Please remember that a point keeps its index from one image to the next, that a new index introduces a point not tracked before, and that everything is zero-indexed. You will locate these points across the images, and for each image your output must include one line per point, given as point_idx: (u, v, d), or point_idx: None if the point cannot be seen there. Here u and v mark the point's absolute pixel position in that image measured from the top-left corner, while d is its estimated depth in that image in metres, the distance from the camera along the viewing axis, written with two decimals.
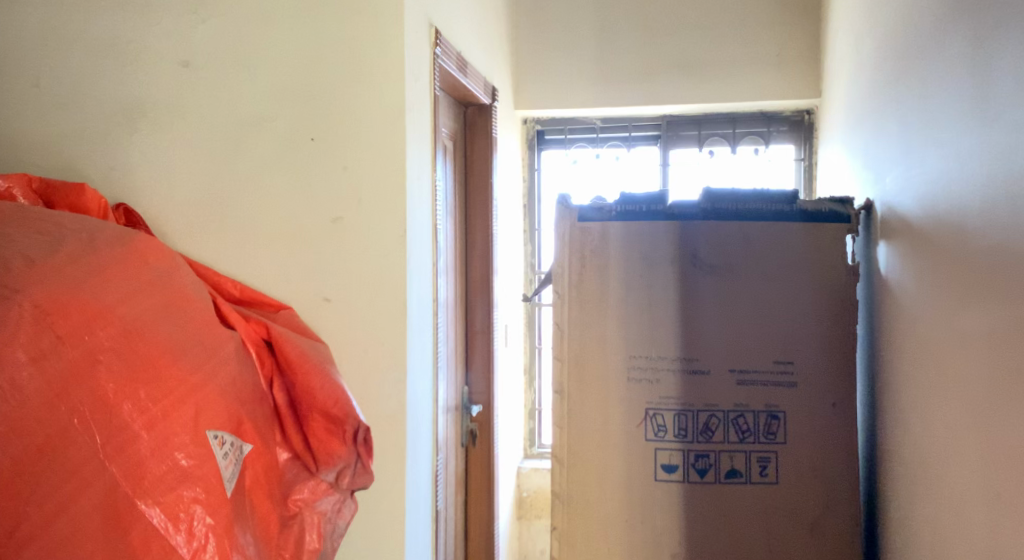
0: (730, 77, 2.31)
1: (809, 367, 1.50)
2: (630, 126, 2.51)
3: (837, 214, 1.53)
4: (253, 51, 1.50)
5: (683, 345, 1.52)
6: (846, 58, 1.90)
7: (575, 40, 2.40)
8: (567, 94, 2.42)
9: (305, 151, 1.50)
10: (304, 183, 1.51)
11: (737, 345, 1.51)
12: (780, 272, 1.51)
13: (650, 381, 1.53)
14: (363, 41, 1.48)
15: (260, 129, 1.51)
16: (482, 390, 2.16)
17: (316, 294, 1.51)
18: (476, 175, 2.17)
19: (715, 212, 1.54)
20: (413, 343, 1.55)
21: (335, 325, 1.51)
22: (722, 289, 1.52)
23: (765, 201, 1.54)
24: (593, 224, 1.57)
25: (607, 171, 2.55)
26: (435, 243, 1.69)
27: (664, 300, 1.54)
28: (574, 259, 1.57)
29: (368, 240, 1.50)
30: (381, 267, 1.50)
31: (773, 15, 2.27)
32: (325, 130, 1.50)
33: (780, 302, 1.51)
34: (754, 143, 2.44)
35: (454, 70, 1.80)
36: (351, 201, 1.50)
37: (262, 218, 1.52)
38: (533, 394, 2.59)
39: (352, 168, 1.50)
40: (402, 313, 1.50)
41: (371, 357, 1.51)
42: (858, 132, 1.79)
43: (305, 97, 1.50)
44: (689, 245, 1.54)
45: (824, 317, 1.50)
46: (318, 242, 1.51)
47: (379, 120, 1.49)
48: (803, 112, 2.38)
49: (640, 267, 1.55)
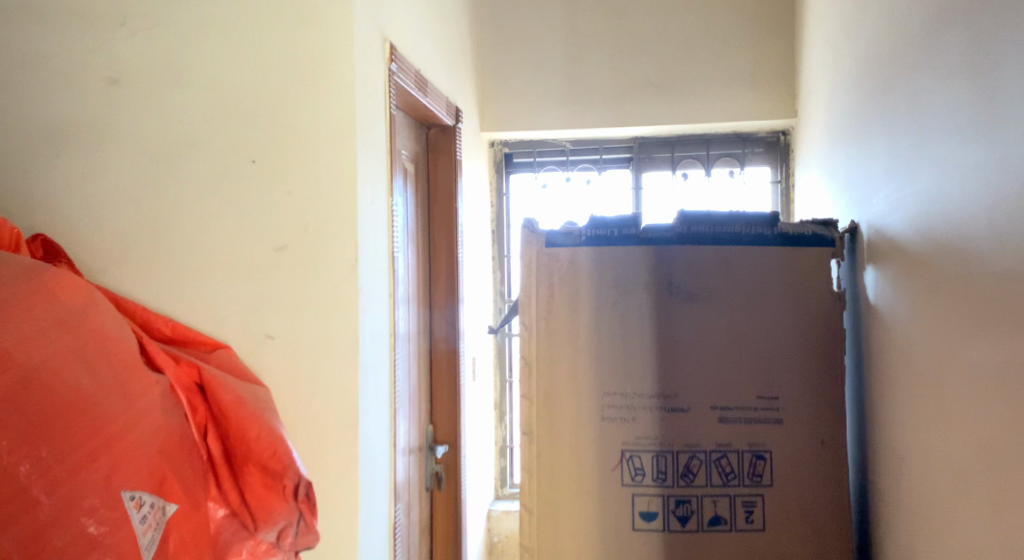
0: (704, 96, 2.23)
1: (795, 402, 1.39)
2: (601, 148, 2.42)
3: (821, 238, 1.43)
4: (187, 66, 1.38)
5: (661, 381, 1.41)
6: (824, 75, 1.82)
7: (542, 60, 2.31)
8: (534, 115, 2.32)
9: (247, 174, 1.38)
10: (247, 209, 1.38)
11: (719, 380, 1.40)
12: (762, 300, 1.41)
13: (626, 419, 1.40)
14: (310, 55, 1.37)
15: (196, 151, 1.38)
16: (448, 428, 2.03)
17: (259, 331, 1.39)
18: (439, 200, 2.05)
19: (691, 236, 1.43)
20: (367, 383, 1.42)
21: (279, 364, 1.38)
22: (702, 320, 1.41)
23: (745, 224, 1.43)
24: (562, 249, 1.45)
25: (578, 195, 2.45)
26: (392, 273, 1.55)
27: (639, 331, 1.42)
28: (542, 288, 1.45)
29: (317, 270, 1.38)
30: (330, 299, 1.38)
31: (746, 32, 2.20)
32: (269, 151, 1.38)
33: (762, 332, 1.40)
34: (729, 166, 2.35)
35: (412, 88, 1.69)
36: (297, 228, 1.38)
37: (201, 248, 1.39)
38: (504, 430, 2.45)
39: (296, 193, 1.38)
40: (353, 350, 1.37)
41: (319, 399, 1.38)
42: (839, 152, 1.70)
43: (246, 116, 1.38)
44: (664, 272, 1.42)
45: (810, 348, 1.40)
46: (262, 274, 1.39)
47: (327, 140, 1.37)
48: (779, 133, 2.30)
49: (613, 296, 1.43)
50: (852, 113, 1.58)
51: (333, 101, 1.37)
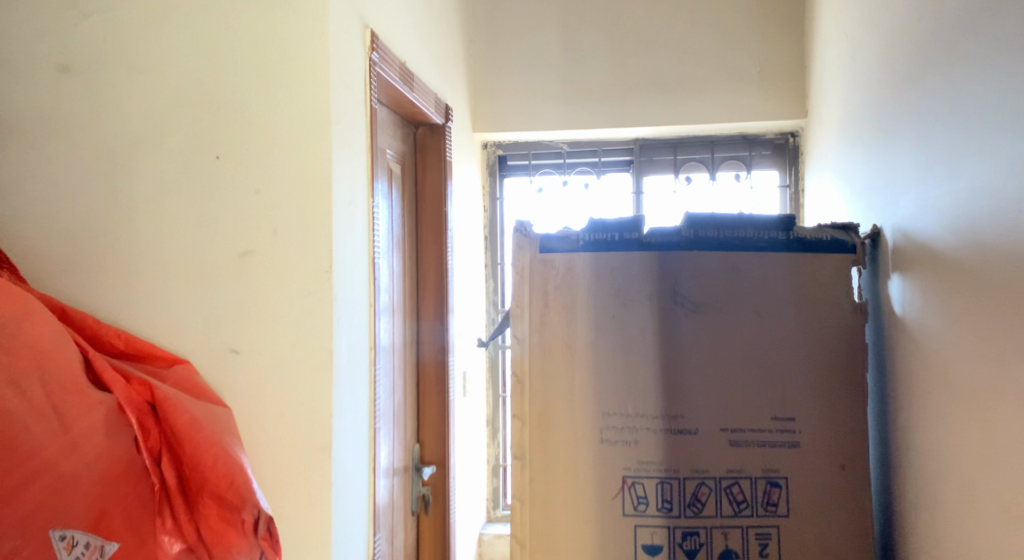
0: (708, 95, 2.11)
1: (813, 423, 1.26)
2: (600, 150, 2.30)
3: (841, 243, 1.30)
4: (144, 52, 1.27)
5: (666, 400, 1.28)
6: (838, 70, 1.70)
7: (537, 56, 2.19)
8: (529, 115, 2.20)
9: (210, 171, 1.27)
10: (211, 209, 1.27)
11: (729, 399, 1.27)
12: (776, 311, 1.28)
13: (627, 442, 1.27)
14: (279, 40, 1.26)
15: (154, 146, 1.27)
16: (436, 448, 1.91)
17: (222, 343, 1.27)
18: (427, 204, 1.93)
19: (699, 240, 1.30)
20: (342, 402, 1.28)
21: (244, 380, 1.26)
22: (710, 333, 1.28)
23: (757, 227, 1.30)
24: (557, 255, 1.32)
25: (575, 200, 2.32)
26: (372, 281, 1.42)
27: (641, 346, 1.29)
28: (536, 298, 1.32)
29: (288, 277, 1.26)
30: (302, 309, 1.25)
31: (753, 27, 2.09)
32: (235, 147, 1.26)
33: (776, 346, 1.27)
34: (735, 169, 2.23)
35: (396, 81, 1.57)
36: (265, 230, 1.26)
37: (161, 252, 1.28)
38: (497, 448, 2.32)
39: (265, 192, 1.26)
40: (327, 365, 1.25)
41: (288, 419, 1.25)
42: (856, 153, 1.58)
43: (210, 108, 1.27)
44: (669, 280, 1.29)
45: (828, 364, 1.27)
46: (227, 280, 1.27)
47: (299, 135, 1.26)
48: (788, 134, 2.18)
49: (612, 306, 1.30)
50: (873, 109, 1.45)
51: (307, 91, 1.25)
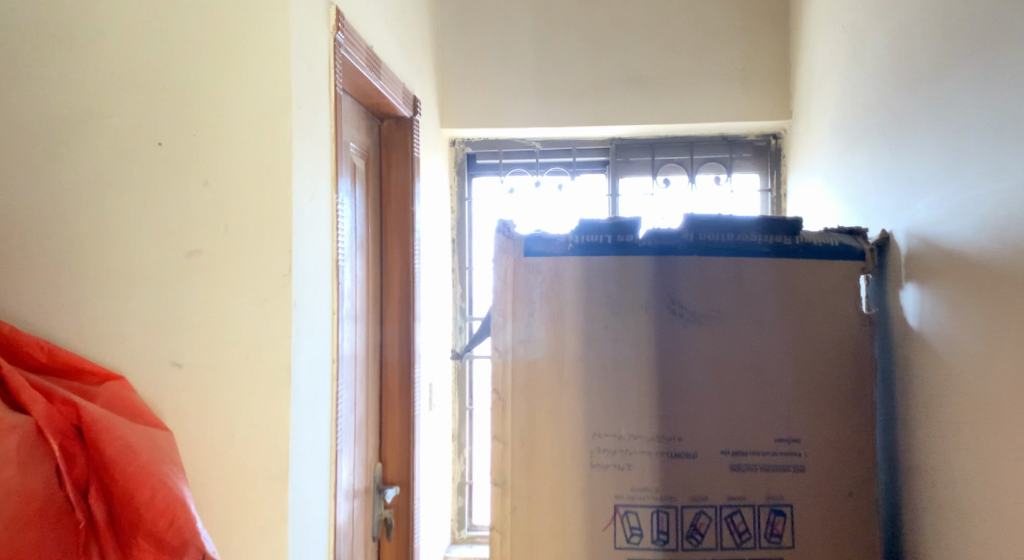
0: (689, 93, 2.01)
1: (821, 445, 1.16)
2: (574, 149, 2.18)
3: (848, 250, 1.21)
4: (74, 23, 1.11)
5: (663, 420, 1.16)
6: (831, 68, 1.62)
7: (510, 49, 2.07)
8: (501, 110, 2.07)
9: (150, 159, 1.11)
10: (150, 202, 1.11)
11: (731, 420, 1.16)
12: (781, 323, 1.18)
13: (620, 467, 1.15)
14: (231, 12, 1.11)
15: (85, 130, 1.11)
16: (399, 467, 1.76)
17: (162, 355, 1.11)
18: (392, 203, 1.79)
19: (700, 245, 1.18)
20: (302, 423, 1.14)
21: (187, 399, 1.11)
22: (711, 347, 1.17)
23: (762, 231, 1.19)
24: (544, 259, 1.20)
25: (548, 201, 2.19)
26: (336, 287, 1.27)
27: (636, 360, 1.17)
28: (520, 306, 1.20)
29: (240, 281, 1.10)
30: (256, 317, 1.10)
31: (735, 24, 2.00)
32: (180, 133, 1.11)
33: (781, 361, 1.17)
34: (715, 172, 2.14)
35: (361, 66, 1.43)
36: (214, 228, 1.11)
37: (92, 250, 1.11)
38: (463, 465, 2.18)
39: (214, 184, 1.11)
40: (284, 381, 1.10)
41: (239, 443, 1.10)
42: (854, 155, 1.49)
43: (150, 87, 1.11)
44: (667, 288, 1.18)
45: (837, 380, 1.17)
46: (169, 284, 1.11)
47: (254, 120, 1.11)
48: (770, 136, 2.10)
49: (604, 316, 1.18)
50: (875, 108, 1.36)
51: (265, 70, 1.11)
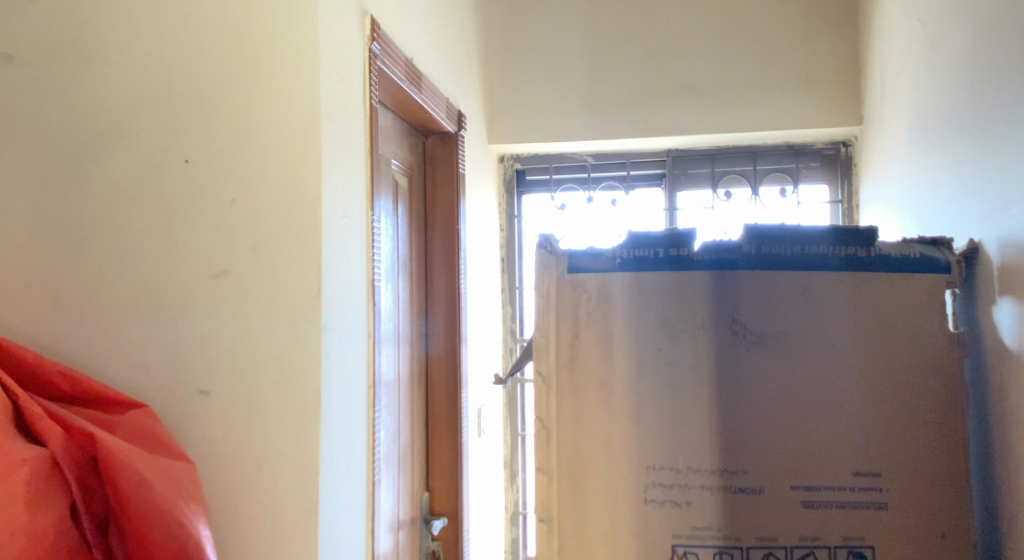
0: (749, 100, 1.90)
1: (906, 481, 1.03)
2: (629, 163, 2.08)
3: (932, 261, 1.07)
4: (103, 40, 1.09)
5: (724, 452, 1.05)
6: (906, 66, 1.49)
7: (559, 60, 2.00)
8: (550, 124, 2.00)
9: (177, 178, 1.07)
10: (177, 222, 1.07)
11: (802, 452, 1.04)
12: (856, 343, 1.06)
13: (677, 503, 1.05)
14: (259, 24, 1.07)
15: (114, 149, 1.08)
16: (447, 497, 1.69)
17: (190, 382, 1.07)
18: (436, 222, 1.73)
19: (763, 258, 1.07)
20: (335, 454, 1.07)
21: (215, 427, 1.06)
22: (777, 370, 1.06)
23: (832, 241, 1.07)
24: (589, 276, 1.10)
25: (602, 218, 2.10)
26: (372, 309, 1.21)
27: (693, 385, 1.07)
28: (565, 327, 1.10)
29: (267, 302, 1.05)
30: (284, 341, 1.05)
31: (799, 25, 1.88)
32: (207, 150, 1.07)
33: (857, 386, 1.05)
34: (780, 183, 2.01)
35: (401, 79, 1.38)
36: (243, 248, 1.06)
37: (119, 273, 1.08)
38: (516, 494, 2.09)
39: (242, 202, 1.06)
40: (314, 409, 1.03)
41: (268, 475, 1.04)
42: (934, 158, 1.36)
43: (177, 104, 1.08)
44: (726, 306, 1.07)
45: (923, 408, 1.04)
46: (195, 307, 1.07)
47: (281, 136, 1.06)
48: (840, 144, 1.96)
49: (658, 337, 1.08)
50: (959, 104, 1.23)
51: (294, 83, 1.06)
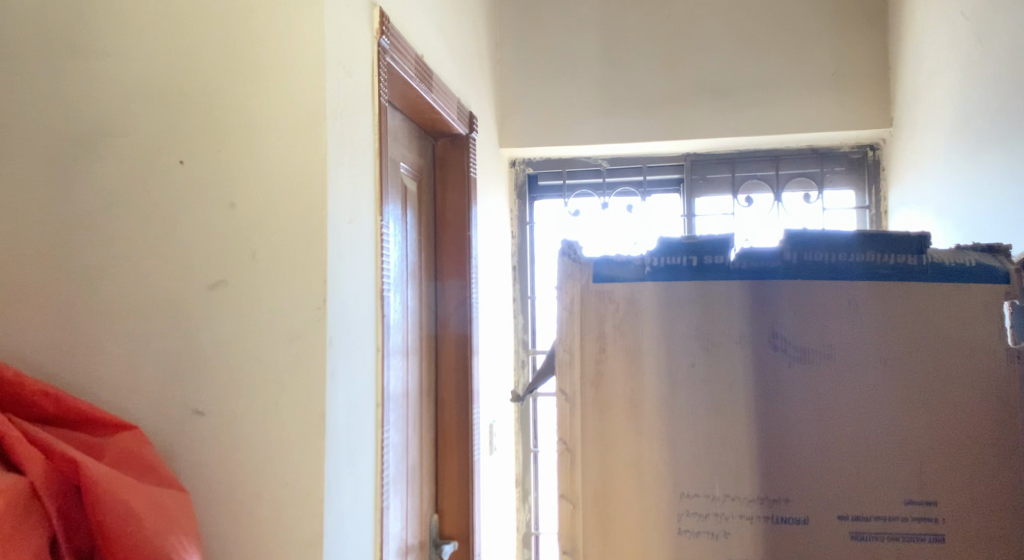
0: (772, 101, 1.82)
1: (964, 512, 0.94)
2: (645, 167, 2.00)
3: (991, 269, 0.98)
4: (95, 33, 1.02)
5: (765, 478, 0.96)
6: (948, 63, 1.42)
7: (573, 60, 1.92)
8: (564, 126, 1.92)
9: (172, 181, 0.99)
10: (171, 229, 0.99)
11: (850, 478, 0.95)
12: (909, 359, 0.97)
13: (714, 535, 0.96)
14: (261, 15, 0.99)
15: (105, 150, 1.01)
16: (458, 519, 1.60)
17: (185, 401, 0.98)
18: (446, 229, 1.65)
19: (807, 267, 0.99)
20: (341, 480, 0.99)
21: (212, 450, 0.97)
22: (822, 389, 0.97)
23: (881, 248, 0.98)
24: (617, 285, 1.02)
25: (617, 225, 2.02)
26: (382, 321, 1.13)
27: (731, 405, 0.98)
28: (590, 340, 1.02)
29: (267, 315, 0.97)
30: (287, 356, 0.96)
31: (825, 23, 1.80)
32: (203, 150, 0.99)
33: (909, 406, 0.96)
34: (804, 188, 1.92)
35: (411, 78, 1.30)
36: (241, 255, 0.98)
37: (109, 284, 1.00)
38: (528, 514, 2.00)
39: (241, 206, 0.98)
40: (319, 432, 0.95)
41: (268, 503, 0.96)
42: (993, 157, 1.28)
43: (172, 100, 1.00)
44: (767, 319, 0.98)
45: (983, 432, 0.95)
46: (191, 320, 0.98)
47: (283, 135, 0.98)
48: (866, 148, 1.89)
49: (693, 353, 0.99)
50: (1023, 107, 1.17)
51: (298, 78, 0.98)
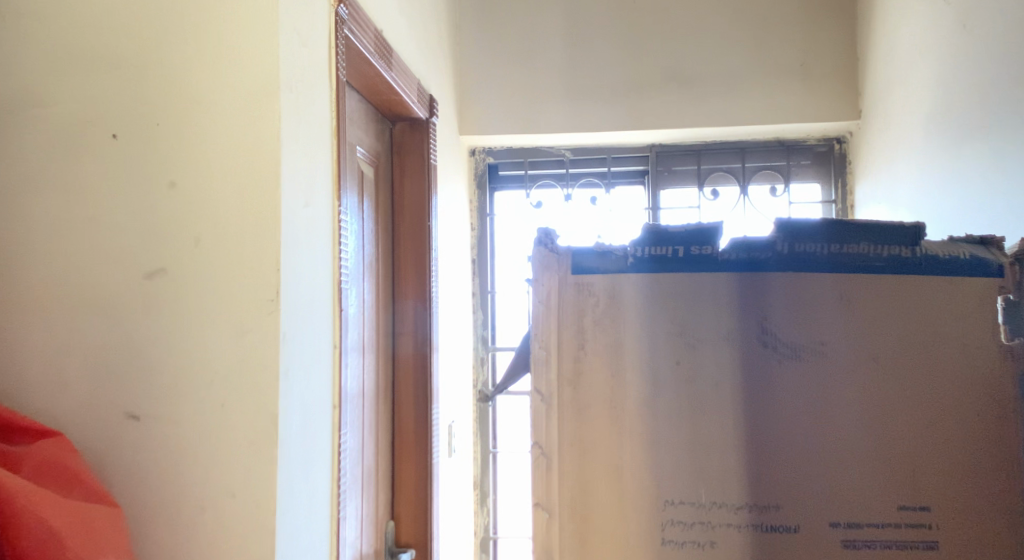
0: (741, 92, 1.78)
1: (963, 520, 0.86)
2: (609, 158, 1.94)
3: (986, 263, 0.90)
4: None
5: (754, 483, 0.86)
6: (932, 52, 1.38)
7: (536, 45, 1.84)
8: (528, 114, 1.84)
9: (103, 155, 0.88)
10: (100, 212, 0.88)
11: (844, 482, 0.86)
12: (909, 357, 0.88)
13: (700, 545, 0.86)
14: None
15: (25, 120, 0.89)
16: (414, 525, 1.51)
17: (117, 405, 0.87)
18: (404, 219, 1.55)
19: (798, 258, 0.89)
20: (294, 491, 0.89)
21: (148, 459, 0.86)
22: (817, 388, 0.87)
23: (876, 239, 0.89)
24: (598, 277, 0.90)
25: (581, 217, 1.95)
26: (338, 315, 1.03)
27: (718, 406, 0.87)
28: (568, 337, 0.90)
29: (212, 309, 0.86)
30: (234, 356, 0.86)
31: (795, 14, 1.77)
32: (138, 123, 0.88)
33: (908, 408, 0.87)
34: (770, 182, 1.89)
35: (370, 53, 1.20)
36: (182, 240, 0.87)
37: (29, 272, 0.88)
38: (486, 518, 1.92)
39: (181, 185, 0.87)
40: (271, 438, 0.85)
41: (212, 517, 0.86)
42: (970, 147, 1.25)
43: (101, 65, 0.88)
44: (757, 311, 0.88)
45: (983, 434, 0.87)
46: (124, 312, 0.87)
47: (229, 106, 0.87)
48: (833, 141, 1.86)
49: (675, 348, 0.88)
50: (1006, 95, 1.14)
51: (246, 42, 0.87)
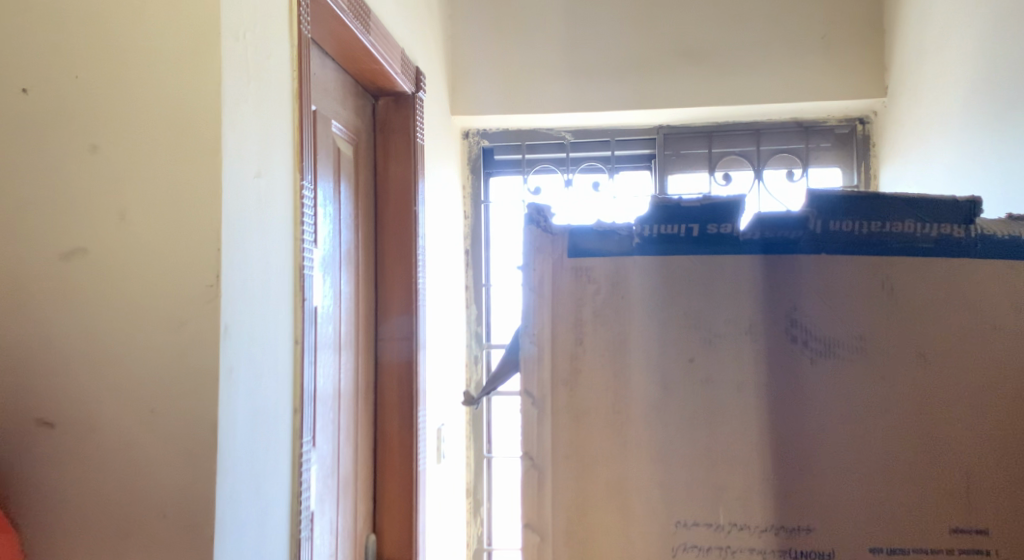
0: (757, 68, 1.64)
1: None
2: (613, 141, 1.81)
3: None
4: None
5: (781, 501, 0.71)
6: (972, 15, 1.24)
7: (534, 17, 1.70)
8: (525, 92, 1.70)
9: (13, 114, 0.75)
10: (11, 181, 0.75)
11: (889, 501, 0.71)
12: (971, 354, 0.72)
13: None
14: None
15: None
16: (397, 537, 1.38)
17: (28, 409, 0.74)
18: (389, 203, 1.42)
19: (838, 238, 0.73)
20: (239, 509, 0.76)
21: (64, 471, 0.73)
22: (858, 391, 0.72)
23: (923, 215, 0.73)
24: (599, 261, 0.75)
25: (582, 204, 1.81)
26: (300, 306, 0.89)
27: (739, 412, 0.72)
28: (564, 331, 0.75)
29: (141, 296, 0.73)
30: (164, 350, 0.73)
31: None
32: (54, 77, 0.74)
33: (970, 414, 0.71)
34: (787, 165, 1.75)
35: (342, 10, 1.06)
36: (103, 213, 0.73)
37: None
38: (480, 527, 1.79)
39: (103, 149, 0.74)
40: (209, 448, 0.72)
41: (139, 542, 0.72)
42: (1018, 117, 1.11)
43: (11, 8, 0.75)
44: (788, 297, 0.73)
45: None
46: (36, 299, 0.74)
47: (160, 51, 0.73)
48: (855, 121, 1.72)
49: (688, 342, 0.73)
50: None
51: None
